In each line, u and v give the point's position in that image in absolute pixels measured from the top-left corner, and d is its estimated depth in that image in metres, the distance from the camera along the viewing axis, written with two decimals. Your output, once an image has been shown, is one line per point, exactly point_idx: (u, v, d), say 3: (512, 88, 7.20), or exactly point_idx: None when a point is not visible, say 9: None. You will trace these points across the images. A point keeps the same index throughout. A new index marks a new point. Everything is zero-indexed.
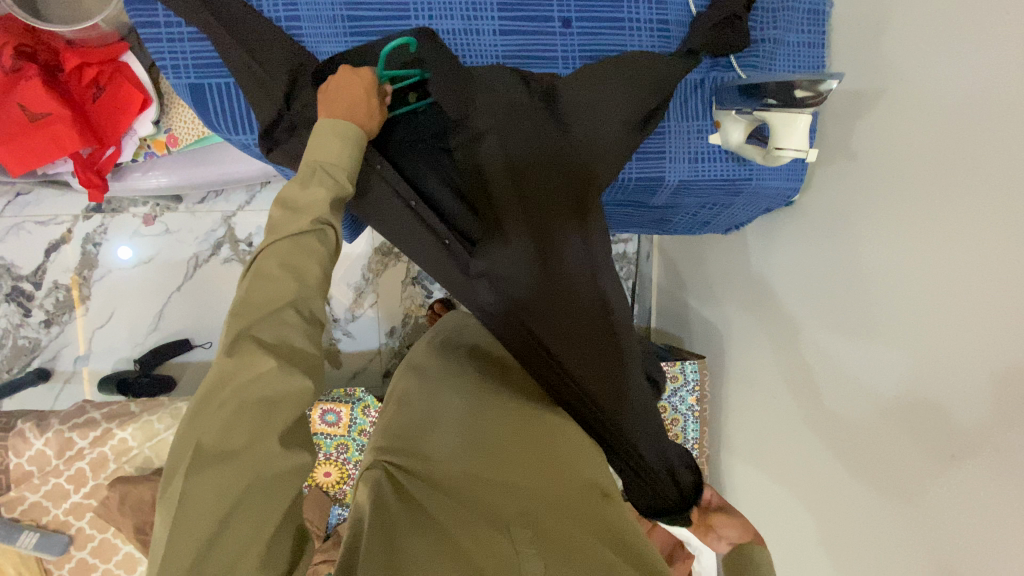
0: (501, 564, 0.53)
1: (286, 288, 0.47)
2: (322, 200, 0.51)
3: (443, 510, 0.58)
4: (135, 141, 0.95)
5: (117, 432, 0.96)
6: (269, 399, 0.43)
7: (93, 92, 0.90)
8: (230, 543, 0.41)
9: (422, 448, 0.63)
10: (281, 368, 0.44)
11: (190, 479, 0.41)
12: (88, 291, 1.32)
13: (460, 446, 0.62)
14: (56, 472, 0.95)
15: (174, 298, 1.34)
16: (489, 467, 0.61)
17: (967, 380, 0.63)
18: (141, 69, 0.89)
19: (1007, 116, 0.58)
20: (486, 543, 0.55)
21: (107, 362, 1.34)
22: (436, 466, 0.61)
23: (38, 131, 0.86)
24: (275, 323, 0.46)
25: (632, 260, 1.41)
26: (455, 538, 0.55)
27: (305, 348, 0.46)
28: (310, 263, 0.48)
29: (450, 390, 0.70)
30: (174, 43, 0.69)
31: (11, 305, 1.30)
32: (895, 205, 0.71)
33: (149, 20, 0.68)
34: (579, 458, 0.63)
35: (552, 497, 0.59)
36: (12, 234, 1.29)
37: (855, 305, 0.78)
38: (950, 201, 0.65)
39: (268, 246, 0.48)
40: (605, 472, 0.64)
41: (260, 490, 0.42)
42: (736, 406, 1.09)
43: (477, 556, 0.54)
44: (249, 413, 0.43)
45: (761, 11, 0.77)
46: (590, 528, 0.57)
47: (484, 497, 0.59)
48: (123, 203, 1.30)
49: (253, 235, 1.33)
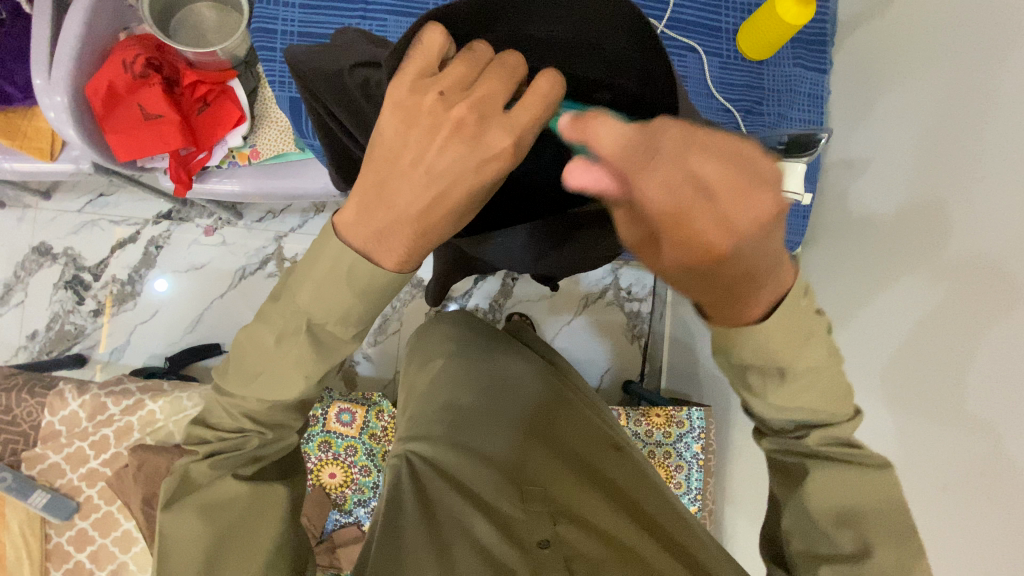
0: (512, 533, 0.66)
1: (251, 421, 0.59)
2: (272, 345, 0.54)
3: (460, 487, 0.71)
4: (225, 150, 1.10)
5: (148, 404, 1.02)
6: (248, 465, 0.60)
7: (199, 105, 1.06)
8: (205, 486, 0.58)
9: (439, 441, 0.77)
10: (253, 453, 0.60)
11: (178, 513, 0.57)
12: (139, 288, 1.43)
13: (473, 442, 0.77)
14: (83, 434, 1.01)
15: (216, 304, 1.44)
16: (494, 462, 0.74)
17: (964, 406, 0.68)
18: (241, 93, 1.07)
19: (985, 174, 0.69)
20: (498, 515, 0.68)
21: (139, 357, 1.41)
22: (450, 456, 0.75)
23: (149, 128, 1.01)
24: (237, 426, 0.59)
25: (645, 319, 1.49)
26: (466, 513, 0.67)
27: (258, 437, 0.60)
28: (267, 395, 0.57)
29: (463, 386, 0.85)
30: (284, 64, 0.87)
31: (68, 292, 1.42)
32: (897, 253, 0.81)
33: (267, 47, 0.87)
34: (581, 436, 0.82)
35: (554, 478, 0.73)
36: (87, 229, 1.43)
37: (861, 343, 0.85)
38: (942, 248, 0.74)
39: (237, 369, 0.57)
40: (610, 440, 0.83)
41: (237, 536, 0.58)
42: (741, 455, 1.12)
43: (492, 524, 0.66)
44: (223, 476, 0.58)
45: (768, 92, 0.94)
46: (597, 496, 0.72)
47: (494, 481, 0.72)
48: (190, 214, 1.44)
49: (298, 254, 1.45)
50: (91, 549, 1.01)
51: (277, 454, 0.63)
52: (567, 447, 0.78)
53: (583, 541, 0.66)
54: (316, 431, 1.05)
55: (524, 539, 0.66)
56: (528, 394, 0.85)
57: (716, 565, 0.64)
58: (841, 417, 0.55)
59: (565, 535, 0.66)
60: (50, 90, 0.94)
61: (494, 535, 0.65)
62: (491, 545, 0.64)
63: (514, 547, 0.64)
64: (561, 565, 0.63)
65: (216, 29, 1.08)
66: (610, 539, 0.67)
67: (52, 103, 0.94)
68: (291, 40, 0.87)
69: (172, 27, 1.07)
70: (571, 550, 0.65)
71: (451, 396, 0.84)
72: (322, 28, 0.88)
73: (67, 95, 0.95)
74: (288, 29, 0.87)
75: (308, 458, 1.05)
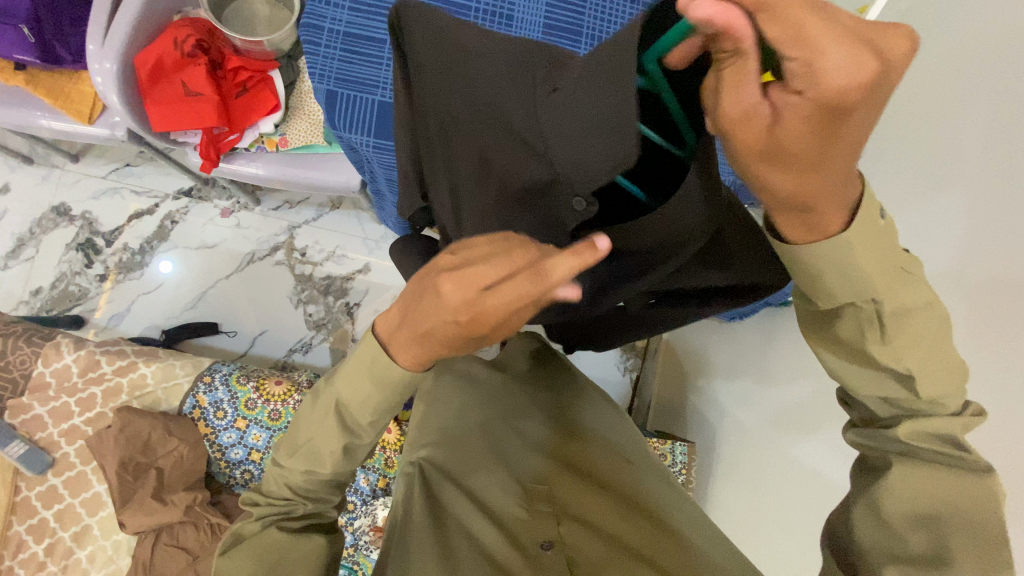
0: (516, 537, 0.69)
1: (296, 491, 0.60)
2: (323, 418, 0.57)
3: (469, 493, 0.73)
4: (255, 134, 1.13)
5: (141, 367, 1.03)
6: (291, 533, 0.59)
7: (239, 90, 1.11)
8: None
9: (453, 450, 0.79)
10: (297, 521, 0.60)
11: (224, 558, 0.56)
12: (148, 259, 1.45)
13: (485, 453, 0.79)
14: (72, 389, 1.02)
15: (221, 284, 1.45)
16: (500, 474, 0.76)
17: None
18: (281, 84, 1.11)
19: None
20: (505, 523, 0.70)
21: (136, 326, 1.42)
22: (460, 466, 0.77)
23: (188, 103, 1.06)
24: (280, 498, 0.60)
25: (638, 352, 1.51)
26: (473, 521, 0.70)
27: (303, 494, 0.60)
28: (316, 468, 0.59)
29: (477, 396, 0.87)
30: (326, 59, 0.92)
31: (78, 253, 1.44)
32: None
33: (313, 41, 0.92)
34: (592, 453, 0.81)
35: (557, 491, 0.74)
36: (108, 195, 1.47)
37: None
38: None
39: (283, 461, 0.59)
40: (621, 455, 0.83)
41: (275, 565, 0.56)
42: (720, 495, 1.12)
43: (497, 529, 0.69)
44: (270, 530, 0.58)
45: None
46: (606, 499, 0.74)
47: (501, 492, 0.74)
48: (209, 194, 1.48)
49: (309, 247, 1.47)
50: (58, 508, 1.00)
51: (321, 518, 0.62)
52: (574, 460, 0.79)
53: (586, 541, 0.69)
54: None
55: (527, 540, 0.69)
56: (538, 406, 0.86)
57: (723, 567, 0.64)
58: (943, 407, 0.49)
59: (568, 536, 0.69)
60: (101, 56, 0.99)
61: (498, 539, 0.68)
62: (493, 547, 0.67)
63: (517, 548, 0.67)
64: (564, 565, 0.65)
65: (265, 23, 1.13)
66: (613, 541, 0.69)
67: (102, 69, 0.99)
68: (337, 38, 0.92)
69: (225, 15, 1.12)
70: (573, 550, 0.67)
71: (462, 409, 0.85)
72: (367, 29, 0.92)
73: (117, 63, 1.00)
74: (336, 26, 0.92)
75: None
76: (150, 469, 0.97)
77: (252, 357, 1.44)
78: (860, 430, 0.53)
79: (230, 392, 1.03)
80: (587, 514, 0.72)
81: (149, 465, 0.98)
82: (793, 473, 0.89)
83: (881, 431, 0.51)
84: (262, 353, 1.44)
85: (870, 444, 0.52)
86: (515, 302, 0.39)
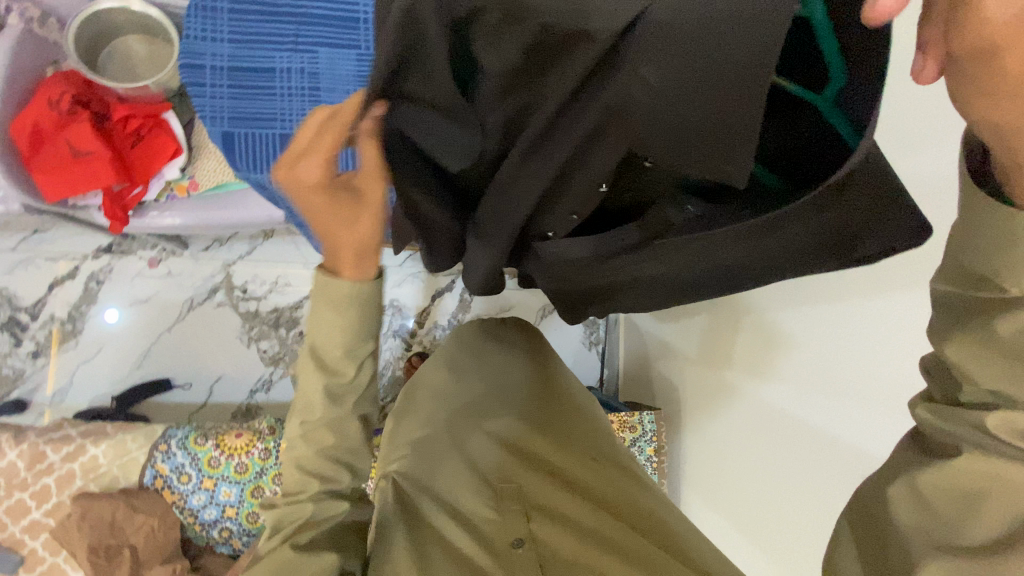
0: (488, 543, 0.69)
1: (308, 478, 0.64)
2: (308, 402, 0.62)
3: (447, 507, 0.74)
4: (162, 182, 1.07)
5: (90, 449, 1.01)
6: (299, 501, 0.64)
7: (133, 139, 1.04)
8: None
9: (421, 458, 0.79)
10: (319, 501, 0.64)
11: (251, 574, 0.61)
12: (80, 325, 1.38)
13: (452, 455, 0.80)
14: (23, 485, 0.98)
15: (163, 337, 1.40)
16: (465, 479, 0.77)
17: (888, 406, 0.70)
18: (178, 126, 1.05)
19: None
20: (482, 530, 0.71)
21: (83, 398, 1.36)
22: (432, 471, 0.78)
23: (78, 165, 0.98)
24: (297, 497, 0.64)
25: (601, 326, 1.55)
26: (446, 529, 0.71)
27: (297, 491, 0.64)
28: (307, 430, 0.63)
29: (442, 386, 0.89)
30: (215, 99, 0.87)
31: (4, 334, 1.36)
32: None
33: (197, 82, 0.86)
34: (563, 450, 0.80)
35: (520, 493, 0.75)
36: (21, 268, 1.38)
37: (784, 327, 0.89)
38: None
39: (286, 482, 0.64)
40: (596, 450, 0.82)
41: None
42: (691, 454, 1.18)
43: (474, 539, 0.69)
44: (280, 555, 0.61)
45: None
46: (574, 495, 0.75)
47: (461, 499, 0.74)
48: (132, 246, 1.40)
49: (250, 282, 1.43)
50: None
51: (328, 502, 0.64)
52: (539, 455, 0.80)
53: (557, 538, 0.70)
54: (268, 464, 1.01)
55: (499, 542, 0.69)
56: (502, 392, 0.87)
57: (687, 563, 0.65)
58: None
59: (538, 533, 0.71)
60: None
61: (471, 545, 0.69)
62: (467, 554, 0.68)
63: (489, 552, 0.68)
64: (533, 564, 0.67)
65: (148, 63, 1.06)
66: (586, 535, 0.70)
67: None
68: (222, 75, 0.87)
69: (101, 62, 1.05)
70: (544, 546, 0.69)
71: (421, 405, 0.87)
72: (253, 61, 0.87)
73: None
74: (217, 63, 0.86)
75: (261, 492, 1.01)
76: (122, 549, 0.95)
77: (212, 407, 1.40)
78: (935, 406, 0.47)
79: (190, 454, 1.02)
80: (555, 506, 0.74)
81: (121, 545, 0.95)
82: (775, 427, 0.90)
83: (961, 410, 0.44)
84: (224, 399, 1.41)
85: (945, 426, 0.45)
86: (319, 163, 0.48)
